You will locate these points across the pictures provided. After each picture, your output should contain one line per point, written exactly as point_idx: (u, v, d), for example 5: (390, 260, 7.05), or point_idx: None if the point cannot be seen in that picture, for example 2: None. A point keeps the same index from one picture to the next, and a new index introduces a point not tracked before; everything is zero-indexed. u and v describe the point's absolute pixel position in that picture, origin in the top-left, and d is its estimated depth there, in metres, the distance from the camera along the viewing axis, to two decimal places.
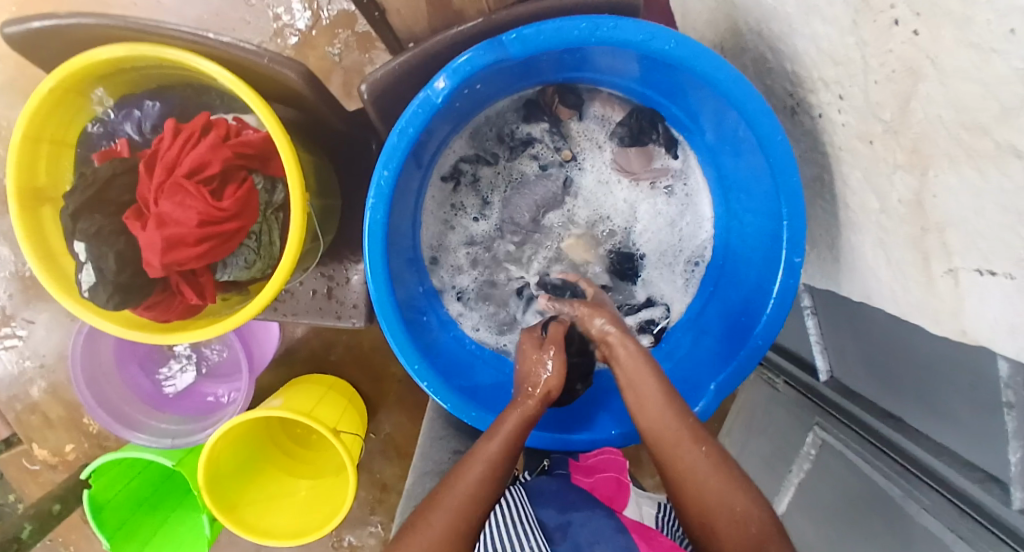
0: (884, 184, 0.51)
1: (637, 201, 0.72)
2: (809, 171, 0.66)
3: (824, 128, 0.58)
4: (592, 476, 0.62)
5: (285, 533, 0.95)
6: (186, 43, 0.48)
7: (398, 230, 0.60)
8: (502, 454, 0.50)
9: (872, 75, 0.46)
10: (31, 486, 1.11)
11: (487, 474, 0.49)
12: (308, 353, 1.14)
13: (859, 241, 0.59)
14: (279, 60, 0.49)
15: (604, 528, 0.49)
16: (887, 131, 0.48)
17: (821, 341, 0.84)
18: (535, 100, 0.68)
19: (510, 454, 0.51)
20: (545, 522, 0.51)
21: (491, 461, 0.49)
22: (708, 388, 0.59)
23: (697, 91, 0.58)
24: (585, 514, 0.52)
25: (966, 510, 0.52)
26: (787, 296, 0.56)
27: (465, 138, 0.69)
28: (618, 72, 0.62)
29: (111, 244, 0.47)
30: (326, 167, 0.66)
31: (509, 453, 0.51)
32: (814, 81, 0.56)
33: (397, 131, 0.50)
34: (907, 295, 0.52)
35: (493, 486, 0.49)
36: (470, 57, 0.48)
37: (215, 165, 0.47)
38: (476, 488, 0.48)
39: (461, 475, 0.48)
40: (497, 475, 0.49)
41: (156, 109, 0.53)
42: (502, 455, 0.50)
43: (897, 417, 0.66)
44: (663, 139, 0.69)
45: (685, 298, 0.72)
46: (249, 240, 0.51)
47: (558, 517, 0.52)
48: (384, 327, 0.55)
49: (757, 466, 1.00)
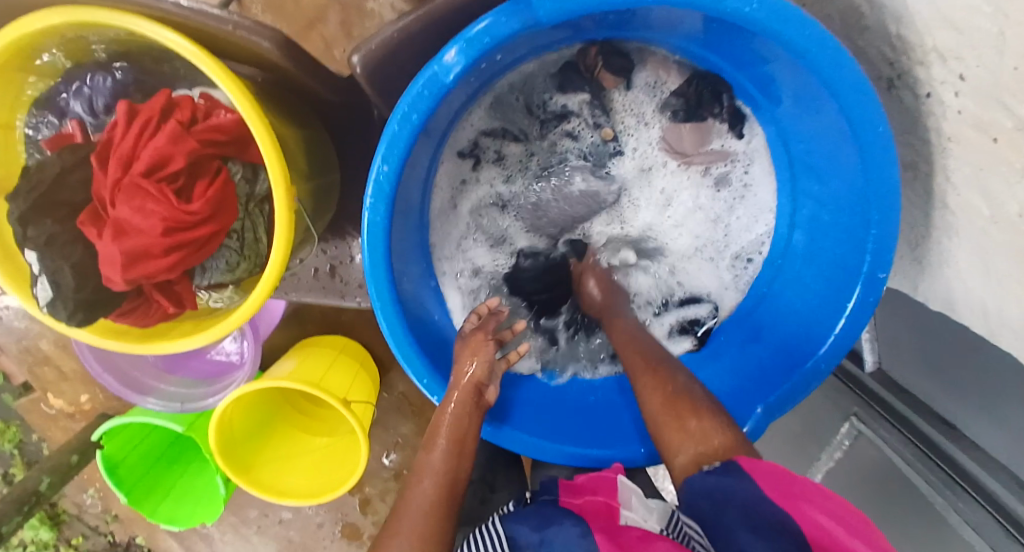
0: (1001, 191, 0.41)
1: (686, 188, 0.63)
2: (900, 156, 0.55)
3: (931, 111, 0.47)
4: (581, 499, 0.43)
5: (300, 494, 0.97)
6: (136, 6, 0.38)
7: (406, 214, 0.52)
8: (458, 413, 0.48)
9: (1012, 56, 0.36)
10: (54, 431, 1.14)
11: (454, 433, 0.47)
12: (317, 312, 1.10)
13: (951, 246, 0.50)
14: (247, 25, 0.39)
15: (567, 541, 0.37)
16: (1017, 129, 0.38)
17: (869, 333, 0.77)
18: (573, 64, 0.58)
19: (457, 461, 0.45)
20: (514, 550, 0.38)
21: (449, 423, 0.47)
22: (752, 408, 0.53)
23: (776, 60, 0.47)
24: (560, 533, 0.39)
25: (1012, 531, 0.48)
26: (862, 314, 0.48)
27: (486, 107, 0.59)
28: (678, 33, 0.52)
29: (66, 256, 0.40)
30: (324, 139, 0.58)
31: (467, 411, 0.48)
32: (926, 52, 0.45)
33: (398, 116, 0.41)
34: (1007, 320, 0.44)
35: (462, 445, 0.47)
36: (490, 23, 0.38)
37: (179, 158, 0.39)
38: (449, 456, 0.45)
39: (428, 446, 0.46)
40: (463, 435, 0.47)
41: (106, 82, 0.43)
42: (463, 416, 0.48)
43: (949, 423, 0.61)
44: (726, 113, 0.59)
45: (735, 295, 0.64)
46: (229, 239, 0.45)
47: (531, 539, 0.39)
48: (383, 326, 0.49)
49: (781, 445, 0.96)
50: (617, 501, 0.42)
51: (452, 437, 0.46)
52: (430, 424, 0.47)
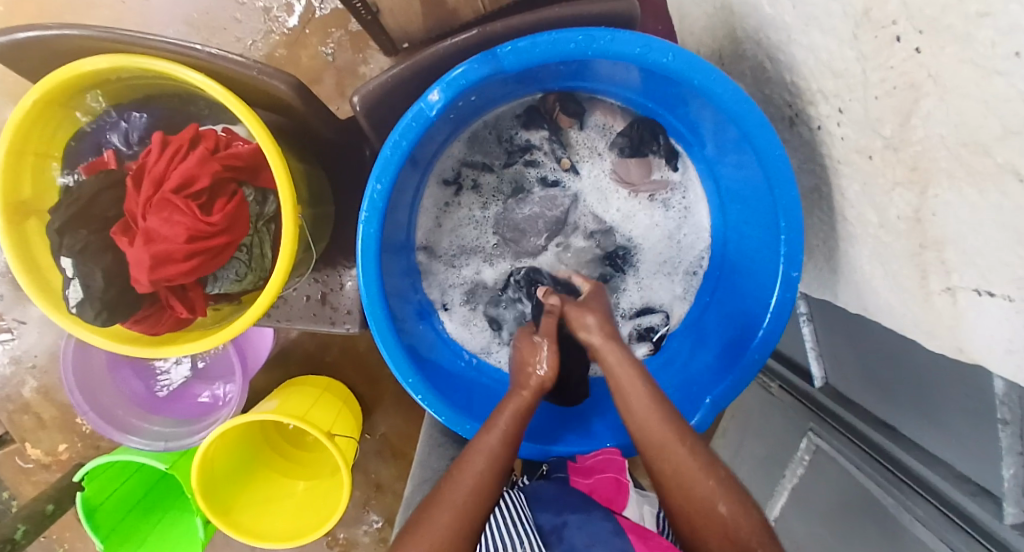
0: (884, 199, 0.50)
1: (635, 212, 0.71)
2: (806, 182, 0.65)
3: (823, 140, 0.57)
4: (592, 477, 0.58)
5: (279, 536, 0.95)
6: (173, 54, 0.47)
7: (393, 227, 0.59)
8: (500, 447, 0.51)
9: (872, 90, 0.46)
10: (26, 486, 1.11)
11: (489, 469, 0.49)
12: (303, 353, 1.13)
13: (856, 253, 0.59)
14: (268, 70, 0.48)
15: (601, 531, 0.45)
16: (886, 147, 0.47)
17: (815, 348, 0.84)
18: (535, 107, 0.68)
19: (508, 450, 0.51)
20: (542, 525, 0.49)
21: (491, 455, 0.50)
22: (703, 401, 0.59)
23: (697, 103, 0.57)
24: (583, 515, 0.49)
25: (958, 522, 0.52)
26: (783, 309, 0.55)
27: (464, 141, 0.69)
28: (619, 82, 0.62)
29: (97, 261, 0.46)
30: (320, 175, 0.65)
31: (508, 448, 0.52)
32: (813, 94, 0.55)
33: (390, 143, 0.49)
34: (904, 309, 0.52)
35: (495, 479, 0.49)
36: (465, 69, 0.47)
37: (204, 179, 0.46)
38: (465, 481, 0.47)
39: (462, 471, 0.49)
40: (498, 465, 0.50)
41: (141, 120, 0.52)
42: (502, 449, 0.51)
43: (892, 425, 0.66)
44: (663, 150, 0.69)
45: (683, 304, 0.72)
46: (239, 252, 0.51)
47: (554, 519, 0.49)
48: (376, 335, 0.54)
49: (750, 469, 0.99)
50: (624, 478, 0.59)
51: (506, 430, 0.52)
52: (492, 415, 0.54)
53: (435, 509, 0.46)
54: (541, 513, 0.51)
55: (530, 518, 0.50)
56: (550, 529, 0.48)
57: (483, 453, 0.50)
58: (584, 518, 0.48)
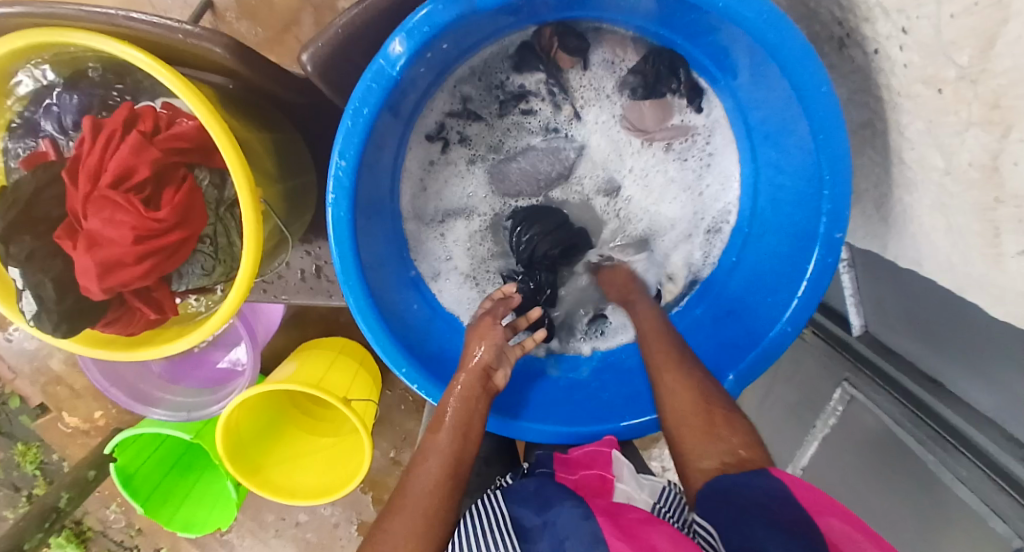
0: (952, 141, 0.41)
1: (652, 164, 0.63)
2: (858, 116, 0.55)
3: (879, 67, 0.47)
4: (577, 473, 0.52)
5: (310, 492, 0.99)
6: (96, 23, 0.40)
7: (374, 196, 0.53)
8: (455, 442, 0.47)
9: (948, 5, 0.36)
10: (72, 448, 1.17)
11: (444, 465, 0.45)
12: (316, 316, 1.12)
13: (914, 202, 0.50)
14: (199, 33, 0.41)
15: (573, 519, 0.39)
16: (961, 78, 0.38)
17: (856, 296, 0.75)
18: (530, 44, 0.58)
19: (463, 441, 0.47)
20: (520, 520, 0.43)
21: (444, 451, 0.46)
22: (725, 378, 0.54)
23: (727, 32, 0.47)
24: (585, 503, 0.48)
25: (1006, 486, 0.49)
26: (822, 276, 0.48)
27: (447, 91, 0.60)
28: (629, 8, 0.51)
29: (48, 268, 0.42)
30: (294, 141, 0.59)
31: (462, 436, 0.48)
32: (869, 8, 0.45)
33: (349, 112, 0.42)
34: (966, 268, 0.44)
35: (453, 476, 0.45)
36: (429, 12, 0.39)
37: (143, 169, 0.40)
38: (437, 487, 0.44)
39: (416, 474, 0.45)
40: (458, 461, 0.46)
41: (71, 101, 0.44)
42: (455, 441, 0.47)
43: (939, 381, 0.60)
44: (684, 88, 0.59)
45: (707, 266, 0.64)
46: (203, 245, 0.46)
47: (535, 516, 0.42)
48: (364, 328, 0.50)
49: (780, 414, 0.96)
50: (610, 474, 0.51)
51: (456, 420, 0.48)
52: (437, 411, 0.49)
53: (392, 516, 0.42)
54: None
55: (505, 514, 0.44)
56: (533, 527, 0.41)
57: (438, 451, 0.46)
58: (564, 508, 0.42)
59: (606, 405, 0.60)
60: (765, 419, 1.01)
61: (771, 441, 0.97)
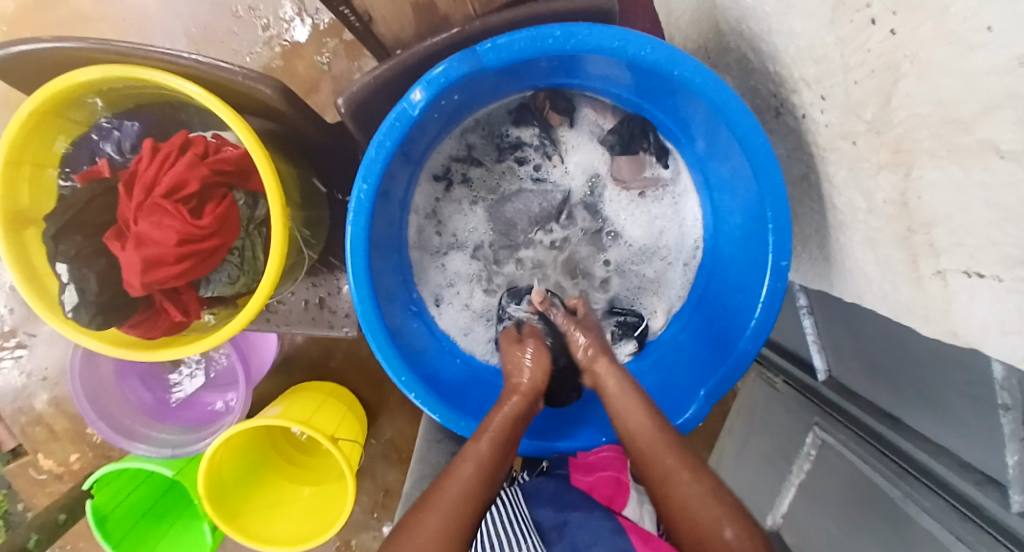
0: (870, 184, 0.50)
1: (628, 209, 0.72)
2: (795, 171, 0.65)
3: (808, 128, 0.57)
4: (591, 476, 0.58)
5: (285, 540, 0.94)
6: (169, 65, 0.48)
7: (385, 222, 0.60)
8: (493, 452, 0.51)
9: (852, 74, 0.46)
10: (39, 497, 1.11)
11: (478, 473, 0.49)
12: (308, 360, 1.14)
13: (847, 241, 0.58)
14: (254, 76, 0.49)
15: (601, 530, 0.47)
16: (869, 131, 0.47)
17: (817, 340, 0.82)
18: (525, 105, 0.68)
19: (500, 454, 0.52)
20: (542, 522, 0.50)
21: (482, 461, 0.50)
22: (698, 394, 0.59)
23: (685, 98, 0.57)
24: (584, 514, 0.50)
25: (962, 509, 0.51)
26: (774, 299, 0.55)
27: (453, 138, 0.69)
28: (608, 78, 0.62)
29: (91, 266, 0.49)
30: (313, 179, 0.67)
31: (497, 453, 0.51)
32: (796, 81, 0.55)
33: (374, 143, 0.50)
34: (896, 296, 0.50)
35: (485, 485, 0.49)
36: (446, 67, 0.48)
37: (193, 183, 0.47)
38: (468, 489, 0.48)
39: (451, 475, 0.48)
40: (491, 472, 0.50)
41: (133, 128, 0.53)
42: (491, 456, 0.51)
43: (897, 417, 0.64)
44: (653, 147, 0.68)
45: (679, 297, 0.71)
46: (232, 256, 0.52)
47: (555, 517, 0.50)
48: (369, 338, 0.54)
49: (757, 466, 0.97)
50: (625, 478, 0.57)
51: (497, 434, 0.53)
52: (484, 422, 0.53)
53: (428, 509, 0.46)
54: (540, 509, 0.52)
55: (528, 513, 0.52)
56: (552, 528, 0.49)
57: (472, 460, 0.50)
58: (585, 517, 0.50)
59: (668, 398, 0.62)
60: (744, 471, 1.02)
61: (750, 492, 0.98)
